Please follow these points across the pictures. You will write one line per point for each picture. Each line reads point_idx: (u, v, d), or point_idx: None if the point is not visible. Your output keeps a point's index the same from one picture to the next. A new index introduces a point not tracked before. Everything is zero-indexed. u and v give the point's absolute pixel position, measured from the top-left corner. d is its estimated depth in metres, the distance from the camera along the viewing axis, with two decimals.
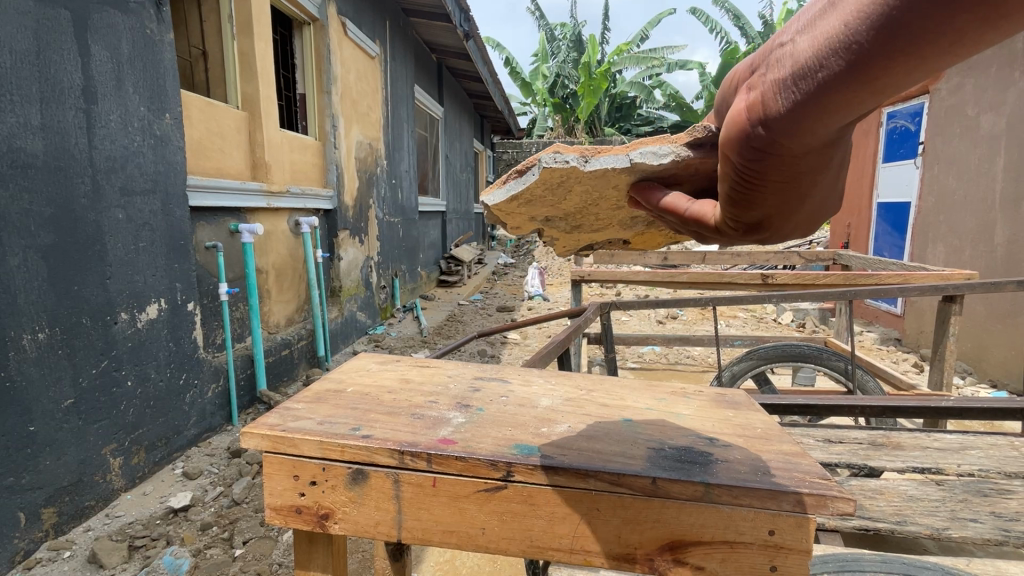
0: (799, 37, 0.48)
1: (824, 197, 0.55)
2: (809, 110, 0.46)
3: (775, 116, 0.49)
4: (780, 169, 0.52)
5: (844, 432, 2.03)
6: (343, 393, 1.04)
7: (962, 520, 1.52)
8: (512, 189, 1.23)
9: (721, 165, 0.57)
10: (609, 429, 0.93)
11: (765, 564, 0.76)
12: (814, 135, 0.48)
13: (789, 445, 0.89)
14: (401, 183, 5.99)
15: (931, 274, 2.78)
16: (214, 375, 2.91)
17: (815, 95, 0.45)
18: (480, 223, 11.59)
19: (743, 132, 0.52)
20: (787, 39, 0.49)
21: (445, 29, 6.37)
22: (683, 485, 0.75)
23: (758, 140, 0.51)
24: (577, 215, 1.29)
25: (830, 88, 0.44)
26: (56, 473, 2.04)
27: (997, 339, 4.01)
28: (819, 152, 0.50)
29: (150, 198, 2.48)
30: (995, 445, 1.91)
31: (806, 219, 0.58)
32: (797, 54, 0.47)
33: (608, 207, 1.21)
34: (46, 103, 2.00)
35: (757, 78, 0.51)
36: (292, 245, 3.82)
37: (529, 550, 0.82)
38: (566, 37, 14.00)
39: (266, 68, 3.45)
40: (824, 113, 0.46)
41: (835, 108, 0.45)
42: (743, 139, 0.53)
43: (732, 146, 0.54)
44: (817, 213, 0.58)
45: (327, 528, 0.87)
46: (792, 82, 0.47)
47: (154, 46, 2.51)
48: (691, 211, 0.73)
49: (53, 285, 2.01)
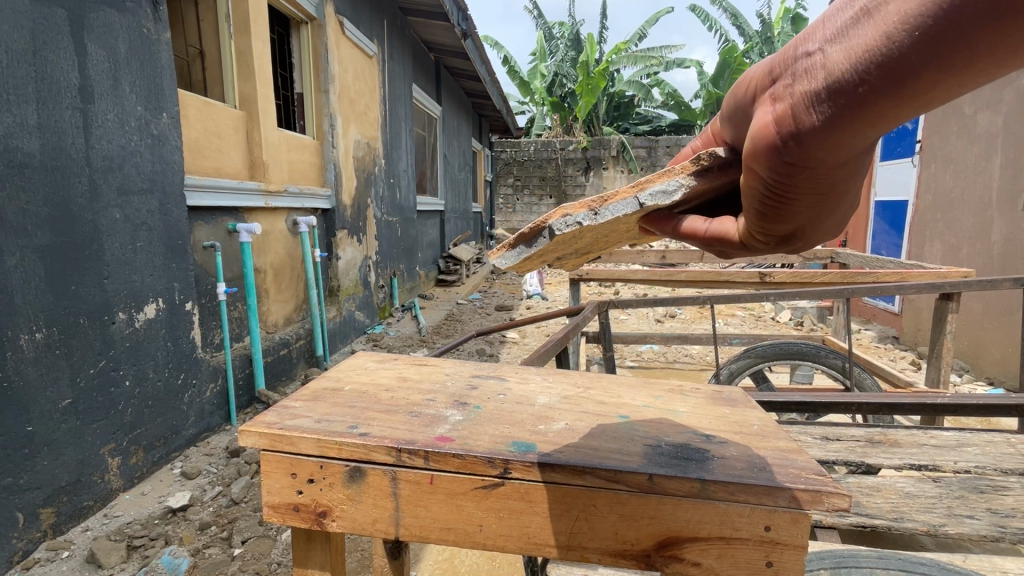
0: (828, 53, 0.54)
1: (851, 200, 0.63)
2: (847, 121, 0.53)
3: (812, 127, 0.55)
4: (814, 177, 0.59)
5: (842, 429, 2.04)
6: (341, 391, 1.05)
7: (959, 517, 1.53)
8: (520, 254, 1.07)
9: (750, 173, 0.64)
10: (606, 426, 0.93)
11: (761, 560, 0.76)
12: (848, 146, 0.55)
13: (785, 443, 0.89)
14: (399, 182, 5.99)
15: (928, 272, 2.79)
16: (212, 375, 2.91)
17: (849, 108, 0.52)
18: (478, 222, 11.59)
19: (780, 142, 0.59)
20: (814, 51, 0.56)
21: (443, 28, 6.36)
22: (679, 481, 0.75)
23: (790, 153, 0.58)
24: (591, 247, 1.23)
25: (866, 103, 0.51)
26: (54, 473, 2.03)
27: (994, 337, 4.02)
28: (850, 163, 0.57)
29: (148, 198, 2.48)
30: (991, 442, 1.92)
31: (832, 222, 0.66)
32: (829, 69, 0.54)
33: (621, 233, 1.16)
34: (42, 103, 1.99)
35: (787, 90, 0.58)
36: (289, 245, 3.82)
37: (527, 546, 0.82)
38: (564, 35, 13.99)
39: (264, 68, 3.44)
40: (859, 127, 0.53)
41: (869, 120, 0.52)
42: (775, 149, 0.60)
43: (762, 154, 0.61)
44: (840, 218, 0.66)
45: (325, 526, 0.87)
46: (826, 98, 0.54)
47: (151, 45, 2.51)
48: (710, 231, 0.81)
49: (51, 285, 2.01)
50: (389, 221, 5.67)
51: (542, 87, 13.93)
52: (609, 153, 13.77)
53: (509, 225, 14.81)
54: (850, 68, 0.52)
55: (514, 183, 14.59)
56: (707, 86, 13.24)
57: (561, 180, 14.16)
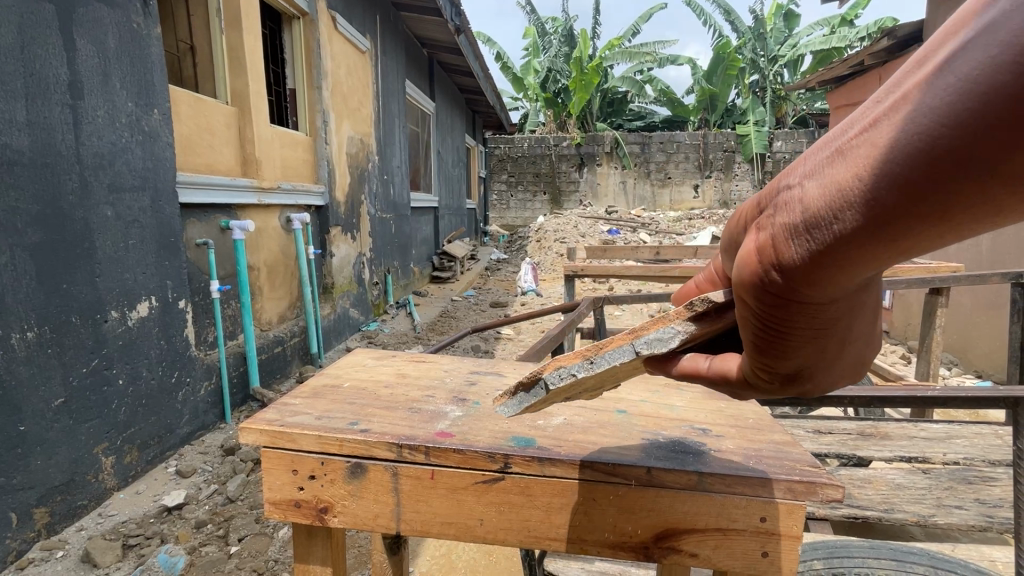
0: (804, 186, 0.49)
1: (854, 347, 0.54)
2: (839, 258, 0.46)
3: (798, 256, 0.48)
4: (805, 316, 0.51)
5: (834, 422, 2.06)
6: (340, 388, 1.05)
7: (947, 507, 1.57)
8: None
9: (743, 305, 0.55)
10: (603, 420, 0.94)
11: (757, 549, 0.78)
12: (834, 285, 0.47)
13: (780, 435, 0.90)
14: (393, 178, 5.97)
15: (918, 267, 2.83)
16: (206, 373, 2.90)
17: (861, 233, 0.44)
18: (472, 218, 11.56)
19: (756, 276, 0.52)
20: (793, 183, 0.50)
21: (436, 24, 6.33)
22: (677, 474, 0.77)
23: (779, 282, 0.50)
24: None
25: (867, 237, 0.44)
26: (47, 473, 2.02)
27: (981, 331, 4.09)
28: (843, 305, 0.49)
29: (139, 195, 2.46)
30: (979, 434, 1.96)
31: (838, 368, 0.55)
32: (805, 202, 0.48)
33: None
34: (31, 99, 1.96)
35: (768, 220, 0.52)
36: (283, 242, 3.80)
37: (527, 540, 0.83)
38: (557, 31, 13.94)
39: (256, 63, 3.40)
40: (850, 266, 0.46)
41: (862, 258, 0.45)
42: (756, 282, 0.52)
43: (747, 286, 0.53)
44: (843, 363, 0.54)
45: (326, 522, 0.87)
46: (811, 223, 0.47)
47: (141, 40, 2.48)
48: (715, 371, 0.64)
49: (42, 284, 1.99)
50: (383, 218, 5.66)
51: (536, 83, 13.92)
52: (602, 149, 13.81)
53: (503, 222, 14.82)
54: (835, 192, 0.45)
55: (508, 179, 14.59)
56: (701, 82, 13.29)
57: (556, 176, 14.18)
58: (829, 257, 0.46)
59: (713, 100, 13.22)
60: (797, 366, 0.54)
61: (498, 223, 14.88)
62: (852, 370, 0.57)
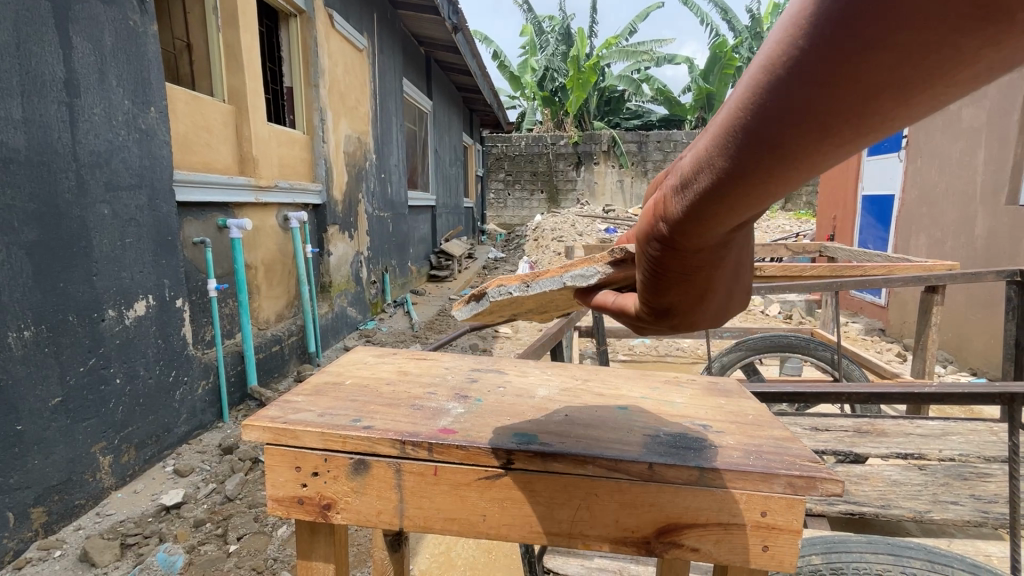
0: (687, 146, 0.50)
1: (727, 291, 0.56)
2: (700, 211, 0.47)
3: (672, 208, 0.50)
4: (679, 265, 0.52)
5: (831, 419, 2.08)
6: (342, 385, 1.05)
7: (943, 503, 1.59)
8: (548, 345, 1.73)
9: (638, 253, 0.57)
10: (605, 417, 0.95)
11: (758, 544, 0.78)
12: (704, 236, 0.49)
13: (780, 431, 0.91)
14: (391, 177, 5.96)
15: (914, 265, 2.85)
16: (204, 372, 2.89)
17: (715, 186, 0.45)
18: (469, 217, 11.56)
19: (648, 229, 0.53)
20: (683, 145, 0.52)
21: (433, 22, 6.32)
22: (678, 469, 0.78)
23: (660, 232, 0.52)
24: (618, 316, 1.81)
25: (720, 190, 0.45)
26: (44, 472, 2.01)
27: (975, 329, 4.13)
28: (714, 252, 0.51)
29: (136, 193, 2.45)
30: (975, 431, 1.98)
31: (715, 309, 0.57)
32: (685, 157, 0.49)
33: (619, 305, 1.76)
34: (27, 96, 1.95)
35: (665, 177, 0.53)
36: (281, 240, 3.79)
37: (529, 535, 0.83)
38: (554, 29, 13.92)
39: (253, 61, 3.39)
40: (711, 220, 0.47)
41: (720, 209, 0.46)
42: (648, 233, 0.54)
43: (643, 236, 0.54)
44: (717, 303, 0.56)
45: (329, 518, 0.88)
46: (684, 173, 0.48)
47: (137, 38, 2.47)
48: (616, 305, 0.69)
49: (38, 282, 1.98)
50: (381, 216, 5.66)
51: (533, 82, 13.92)
52: (600, 148, 13.83)
53: (501, 221, 14.82)
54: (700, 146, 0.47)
55: (505, 178, 14.59)
56: (698, 81, 13.31)
57: (553, 175, 14.19)
58: (695, 210, 0.47)
59: (710, 99, 13.25)
60: (675, 305, 0.57)
61: (496, 222, 14.88)
62: (724, 312, 0.59)
